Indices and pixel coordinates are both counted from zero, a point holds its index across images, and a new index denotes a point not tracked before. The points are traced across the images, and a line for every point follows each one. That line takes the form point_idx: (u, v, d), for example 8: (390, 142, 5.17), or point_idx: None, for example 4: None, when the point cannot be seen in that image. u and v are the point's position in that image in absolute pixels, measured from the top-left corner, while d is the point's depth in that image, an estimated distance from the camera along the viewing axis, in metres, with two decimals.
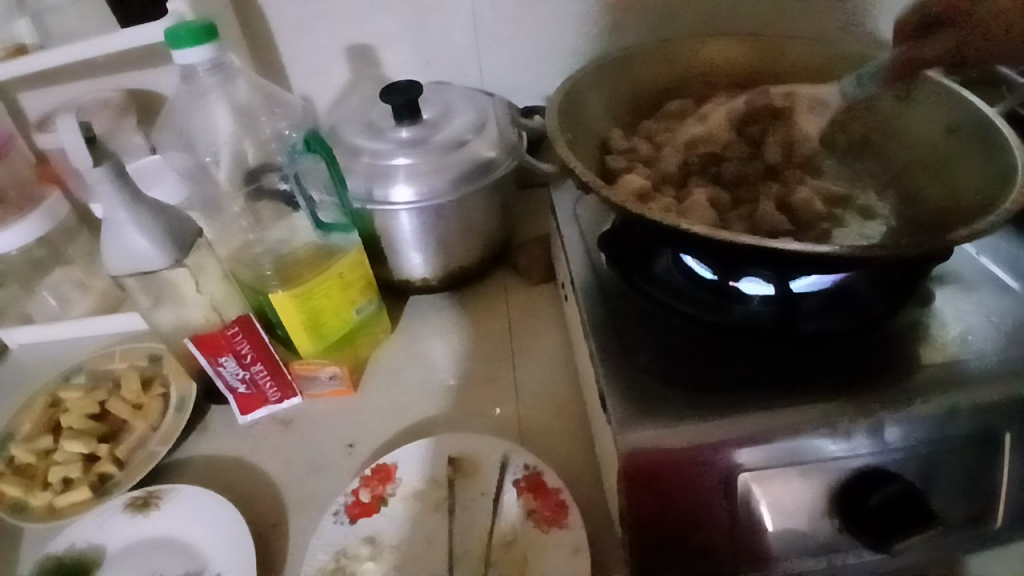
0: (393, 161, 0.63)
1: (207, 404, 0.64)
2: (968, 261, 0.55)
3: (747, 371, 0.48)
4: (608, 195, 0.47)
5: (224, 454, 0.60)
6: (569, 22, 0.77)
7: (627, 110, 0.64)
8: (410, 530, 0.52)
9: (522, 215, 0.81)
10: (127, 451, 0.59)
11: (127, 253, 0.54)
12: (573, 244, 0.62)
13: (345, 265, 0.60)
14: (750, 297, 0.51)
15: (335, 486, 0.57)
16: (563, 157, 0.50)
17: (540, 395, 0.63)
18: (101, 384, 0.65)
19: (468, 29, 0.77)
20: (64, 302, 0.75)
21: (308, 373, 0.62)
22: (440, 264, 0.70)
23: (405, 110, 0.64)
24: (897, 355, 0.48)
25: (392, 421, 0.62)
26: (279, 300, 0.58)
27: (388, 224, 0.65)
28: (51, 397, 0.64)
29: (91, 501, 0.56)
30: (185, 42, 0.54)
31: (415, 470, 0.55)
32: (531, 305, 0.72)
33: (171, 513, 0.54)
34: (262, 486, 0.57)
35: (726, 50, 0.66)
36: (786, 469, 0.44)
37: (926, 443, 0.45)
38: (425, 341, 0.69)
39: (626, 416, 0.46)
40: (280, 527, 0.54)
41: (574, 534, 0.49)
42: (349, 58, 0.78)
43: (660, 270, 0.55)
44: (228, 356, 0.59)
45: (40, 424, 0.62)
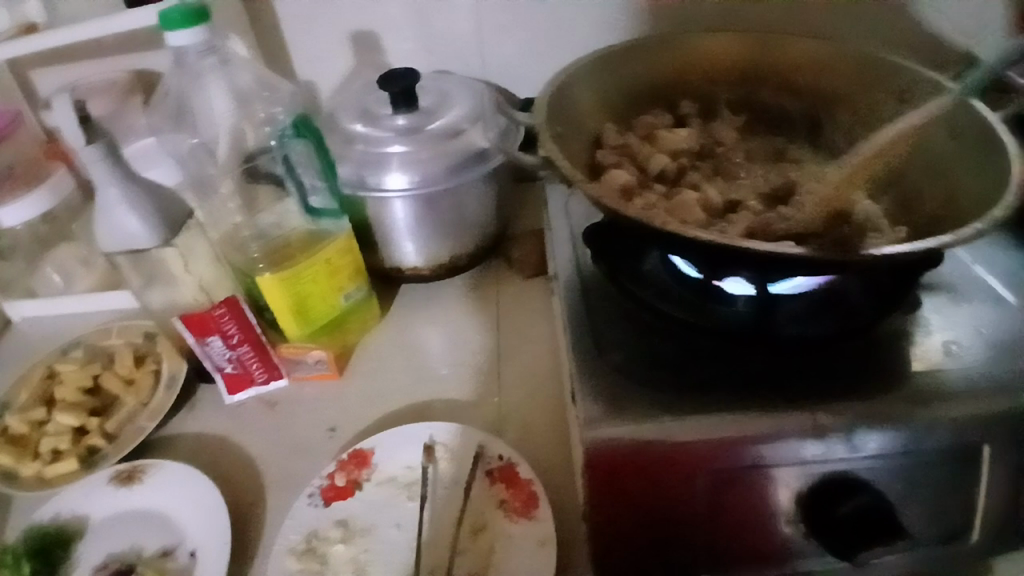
0: (388, 148, 0.63)
1: (198, 382, 0.66)
2: (963, 269, 0.54)
3: (724, 373, 0.47)
4: (587, 192, 0.46)
5: (210, 431, 0.62)
6: (573, 13, 0.76)
7: (623, 102, 0.62)
8: (382, 515, 0.53)
9: (519, 207, 0.81)
10: (116, 425, 0.61)
11: (119, 231, 0.58)
12: (561, 238, 0.61)
13: (332, 250, 0.61)
14: (737, 298, 0.48)
15: (314, 468, 0.58)
16: (547, 150, 0.49)
17: (523, 388, 0.63)
18: (96, 359, 0.67)
19: (470, 18, 0.76)
20: (68, 278, 0.77)
21: (295, 357, 0.63)
22: (433, 253, 0.70)
23: (401, 98, 0.63)
24: (883, 363, 0.47)
25: (375, 408, 0.62)
26: (266, 284, 0.59)
27: (381, 212, 0.65)
28: (48, 370, 0.66)
29: (79, 472, 0.58)
30: (178, 23, 0.56)
31: (391, 456, 0.56)
32: (522, 298, 0.72)
33: (154, 487, 0.56)
34: (244, 465, 0.59)
35: (727, 45, 0.64)
36: (756, 472, 0.44)
37: (905, 455, 0.43)
38: (414, 330, 0.70)
39: (595, 412, 0.44)
40: (257, 506, 0.55)
41: (541, 527, 0.50)
42: (351, 45, 0.78)
43: (648, 269, 0.52)
44: (215, 336, 0.61)
45: (36, 395, 0.64)
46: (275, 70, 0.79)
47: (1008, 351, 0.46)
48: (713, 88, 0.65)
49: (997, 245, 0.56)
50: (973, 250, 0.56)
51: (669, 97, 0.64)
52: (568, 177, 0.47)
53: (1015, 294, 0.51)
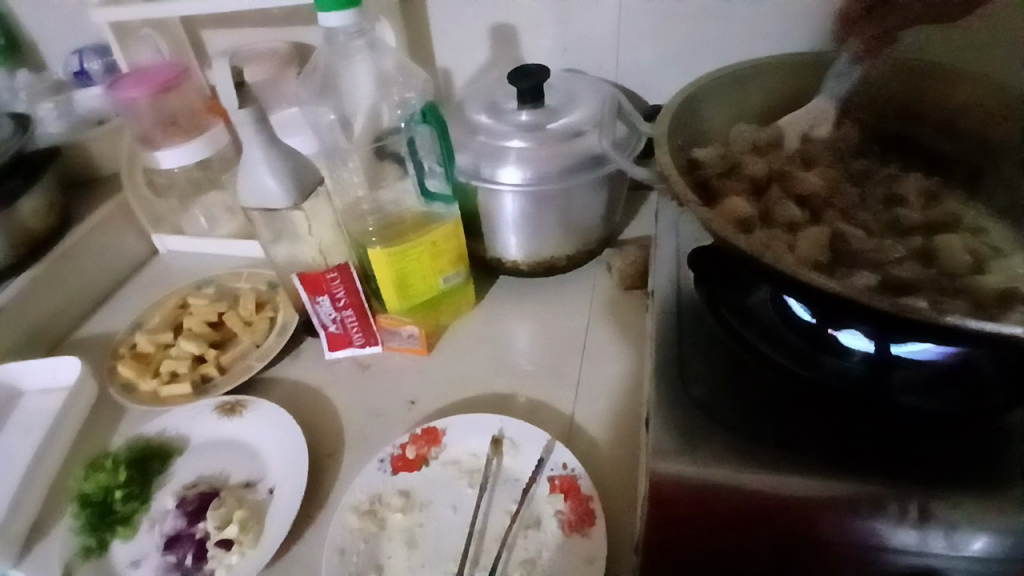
0: (507, 142, 0.64)
1: (302, 335, 0.72)
2: None
3: (817, 427, 0.44)
4: (698, 214, 0.44)
5: (304, 382, 0.67)
6: (720, 28, 0.73)
7: (751, 126, 0.60)
8: (442, 494, 0.55)
9: (629, 218, 0.80)
10: (229, 360, 0.68)
11: (257, 187, 0.61)
12: (666, 256, 0.60)
13: (439, 234, 0.64)
14: (851, 351, 0.44)
15: (389, 435, 0.61)
16: (661, 164, 0.48)
17: (601, 400, 0.62)
18: (224, 298, 0.75)
19: (612, 20, 0.75)
20: (212, 221, 0.86)
21: (391, 328, 0.67)
22: (534, 249, 0.71)
23: (529, 94, 0.64)
24: (1007, 455, 0.42)
25: (454, 390, 0.65)
26: (376, 256, 0.62)
27: (491, 203, 0.67)
28: (181, 300, 0.75)
29: (189, 396, 0.65)
30: (333, 6, 0.59)
31: (461, 439, 0.58)
32: (615, 308, 0.71)
33: (251, 422, 0.62)
34: (328, 419, 0.63)
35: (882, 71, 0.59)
36: (835, 541, 0.42)
37: (1009, 564, 0.39)
38: (505, 322, 0.71)
39: (667, 444, 0.43)
40: (333, 459, 0.59)
41: (593, 545, 0.50)
42: (491, 36, 0.80)
43: (754, 302, 0.50)
44: (325, 296, 0.66)
45: (167, 320, 0.72)
46: (418, 54, 0.83)
47: None
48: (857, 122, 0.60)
49: None
50: None
51: None
52: (679, 195, 0.46)
53: None
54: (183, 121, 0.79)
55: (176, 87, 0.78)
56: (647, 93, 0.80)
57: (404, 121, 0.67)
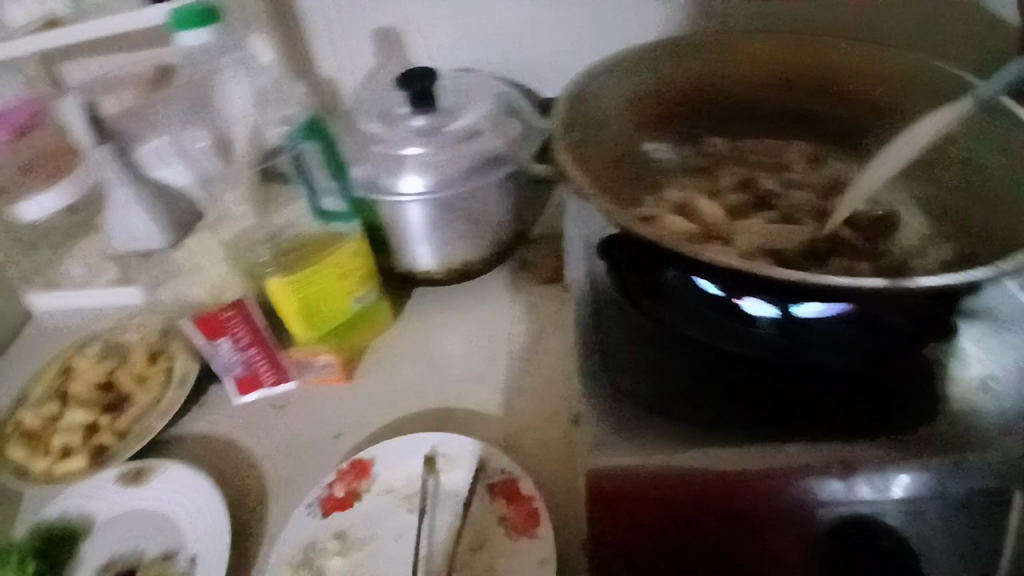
0: (403, 150, 0.61)
1: (207, 382, 0.66)
2: (1006, 294, 0.50)
3: (741, 400, 0.45)
4: (603, 208, 0.43)
5: (216, 432, 0.62)
6: (601, 13, 0.73)
7: (647, 107, 0.59)
8: (380, 527, 0.52)
9: (539, 211, 0.79)
10: (127, 423, 0.61)
11: (130, 229, 0.66)
12: (577, 249, 0.59)
13: (344, 254, 0.60)
14: (760, 317, 0.43)
15: (316, 473, 0.57)
16: (560, 161, 0.47)
17: (532, 400, 0.61)
18: (112, 354, 0.67)
19: (493, 14, 0.74)
20: (91, 271, 0.78)
21: (305, 359, 0.63)
22: (446, 256, 0.69)
23: (420, 98, 0.61)
24: (914, 397, 0.44)
25: (381, 414, 0.62)
26: (276, 286, 0.59)
27: (394, 215, 0.64)
28: (64, 364, 0.67)
29: (87, 470, 0.58)
30: (189, 24, 0.55)
31: (392, 466, 0.55)
32: (536, 304, 0.70)
33: (159, 488, 0.56)
34: (247, 467, 0.59)
35: (763, 46, 0.59)
36: (772, 508, 0.41)
37: (929, 500, 0.41)
38: (426, 335, 0.69)
39: (601, 438, 0.43)
40: (258, 510, 0.55)
41: (543, 547, 0.48)
42: (372, 42, 0.77)
43: (668, 282, 0.46)
44: (224, 338, 0.63)
45: (51, 389, 0.65)
46: (296, 66, 0.78)
47: None
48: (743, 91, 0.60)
49: None
50: None
51: (701, 102, 0.60)
52: (583, 192, 0.45)
53: None
54: (40, 165, 0.71)
55: (36, 128, 0.72)
56: (537, 85, 0.79)
57: (288, 142, 0.64)
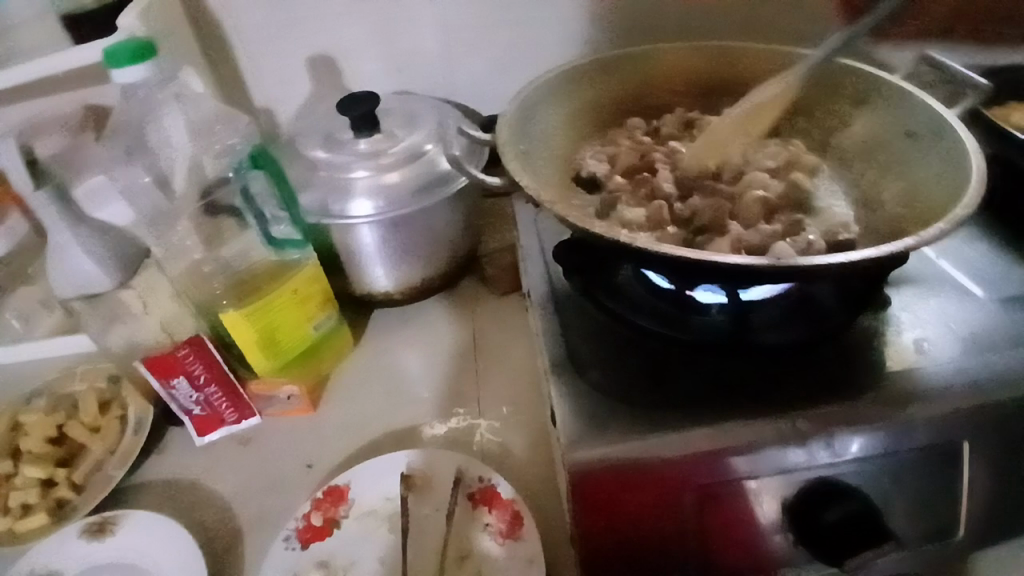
0: (351, 174, 0.61)
1: (166, 425, 0.64)
2: (929, 265, 0.54)
3: (702, 381, 0.47)
4: (555, 213, 0.45)
5: (180, 476, 0.60)
6: (533, 30, 0.76)
7: (584, 120, 0.62)
8: (363, 551, 0.52)
9: (490, 226, 0.80)
10: (86, 474, 0.59)
11: (71, 272, 0.61)
12: (533, 257, 0.61)
13: (298, 281, 0.59)
14: (709, 306, 0.49)
15: (291, 507, 0.56)
16: (511, 169, 0.49)
17: (503, 407, 0.62)
18: (60, 406, 0.65)
19: (429, 36, 0.76)
20: (29, 322, 0.75)
21: (267, 392, 0.62)
22: (404, 275, 0.69)
23: (363, 123, 0.62)
24: (859, 365, 0.46)
25: (352, 439, 0.61)
26: (232, 319, 0.57)
27: (347, 238, 0.64)
28: (12, 419, 0.64)
29: (48, 525, 0.56)
30: (125, 61, 0.53)
31: (369, 488, 0.55)
32: (497, 316, 0.71)
33: (126, 538, 0.54)
34: (218, 508, 0.57)
35: (685, 57, 0.64)
36: (744, 483, 0.43)
37: (885, 459, 0.43)
38: (390, 356, 0.69)
39: (577, 431, 0.44)
40: (233, 551, 0.53)
41: (528, 547, 0.49)
42: (310, 68, 0.77)
43: (620, 280, 0.53)
44: (180, 378, 0.60)
45: (1, 447, 0.62)
46: (233, 96, 0.78)
47: (978, 344, 0.46)
48: (667, 99, 0.65)
49: (964, 241, 0.56)
50: (944, 247, 0.56)
51: (630, 111, 0.64)
52: (535, 198, 0.46)
53: (982, 287, 0.51)
54: None
55: None
56: (478, 103, 0.81)
57: (232, 169, 0.62)
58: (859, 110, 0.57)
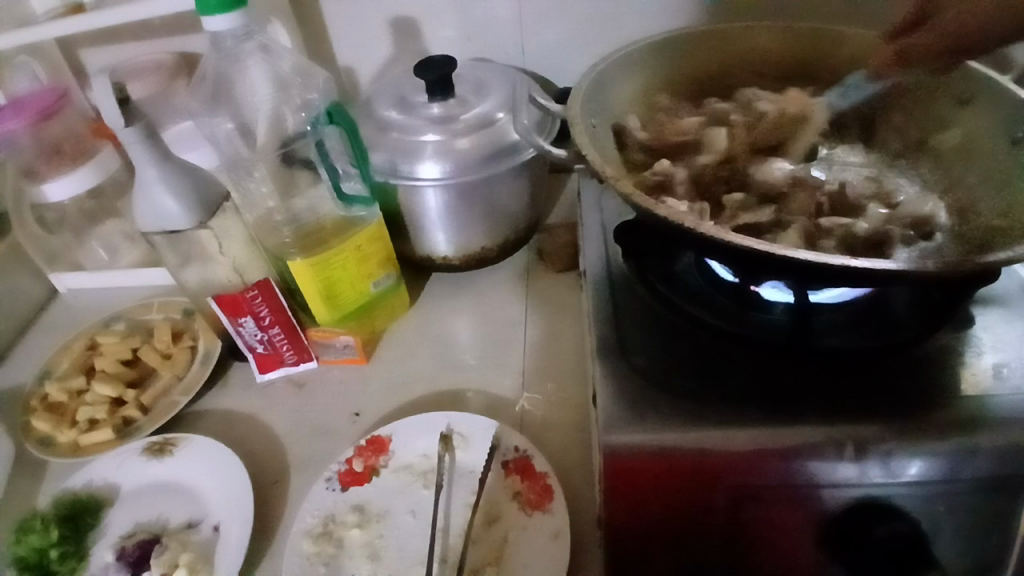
0: (422, 137, 0.62)
1: (229, 361, 0.68)
2: (1019, 286, 0.50)
3: (754, 379, 0.45)
4: (620, 190, 0.44)
5: (238, 410, 0.64)
6: (618, 6, 0.74)
7: (661, 98, 0.60)
8: (398, 502, 0.54)
9: (552, 202, 0.80)
10: (151, 398, 0.64)
11: (155, 209, 0.60)
12: (593, 237, 0.60)
13: (363, 237, 0.61)
14: (773, 304, 0.48)
15: (334, 452, 0.59)
16: (579, 143, 0.48)
17: (548, 383, 0.62)
18: (136, 333, 0.70)
19: (512, 4, 0.75)
20: (114, 253, 0.81)
21: (325, 340, 0.65)
22: (463, 242, 0.70)
23: (437, 86, 0.63)
24: (927, 382, 0.44)
25: (398, 394, 0.63)
26: (297, 267, 0.60)
27: (413, 200, 0.65)
28: (89, 341, 0.70)
29: (113, 440, 0.61)
30: (216, 8, 0.55)
31: (409, 443, 0.56)
32: (550, 291, 0.71)
33: (183, 460, 0.58)
34: (268, 443, 0.60)
35: (773, 39, 0.61)
36: (787, 489, 0.42)
37: (941, 485, 0.41)
38: (444, 320, 0.70)
39: (617, 415, 0.43)
40: (279, 485, 0.57)
41: (556, 520, 0.49)
42: (391, 30, 0.78)
43: (679, 269, 0.53)
44: (248, 317, 0.63)
45: (76, 365, 0.67)
46: (317, 54, 0.80)
47: None
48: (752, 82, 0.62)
49: None
50: None
51: (711, 89, 0.61)
52: (601, 174, 0.45)
53: None
54: (64, 148, 0.73)
55: (59, 112, 0.71)
56: (554, 76, 0.80)
57: (310, 124, 0.63)
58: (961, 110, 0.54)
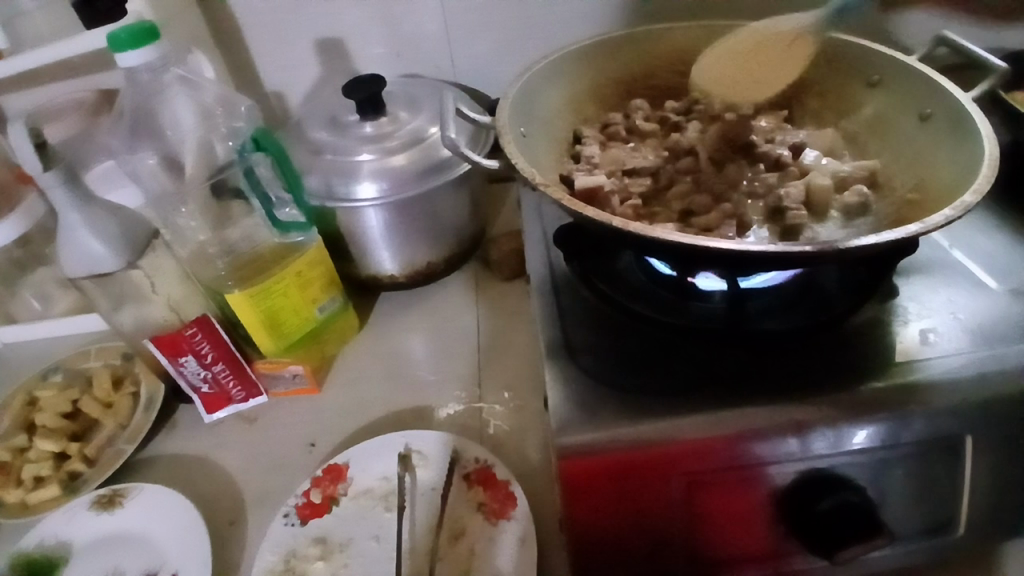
0: (356, 158, 0.62)
1: (177, 402, 0.66)
2: (940, 253, 0.53)
3: (698, 369, 0.46)
4: (550, 195, 0.44)
5: (189, 452, 0.62)
6: (542, 13, 0.75)
7: (588, 104, 0.62)
8: (361, 527, 0.53)
9: (495, 211, 0.80)
10: (97, 449, 0.61)
11: (84, 256, 0.58)
12: (534, 242, 0.60)
13: (303, 263, 0.60)
14: (711, 294, 0.50)
15: (292, 484, 0.57)
16: (508, 153, 0.48)
17: (504, 392, 0.62)
18: (75, 383, 0.68)
19: (437, 18, 0.75)
20: (48, 302, 0.78)
21: (273, 372, 0.63)
22: (409, 258, 0.69)
23: (367, 106, 0.62)
24: (862, 354, 0.45)
25: (353, 419, 0.62)
26: (236, 300, 0.58)
27: (353, 221, 0.64)
28: (27, 395, 0.66)
29: (60, 497, 0.58)
30: (126, 44, 0.54)
31: (367, 467, 0.56)
32: (501, 300, 0.72)
33: (134, 509, 0.56)
34: (223, 483, 0.59)
35: (692, 38, 0.62)
36: (740, 472, 0.43)
37: (885, 451, 0.42)
38: (395, 339, 0.69)
39: (568, 418, 0.43)
40: (237, 525, 0.55)
41: (520, 526, 0.49)
42: (318, 52, 0.77)
43: (621, 267, 0.54)
44: (188, 356, 0.60)
45: (16, 422, 0.64)
46: (244, 81, 0.79)
47: (985, 336, 0.45)
48: (675, 82, 0.64)
49: (976, 230, 0.54)
50: (954, 234, 0.54)
51: (636, 91, 0.64)
52: (530, 180, 0.45)
53: (995, 277, 0.50)
54: None
55: None
56: (486, 86, 0.81)
57: (237, 153, 0.62)
58: (871, 94, 0.56)
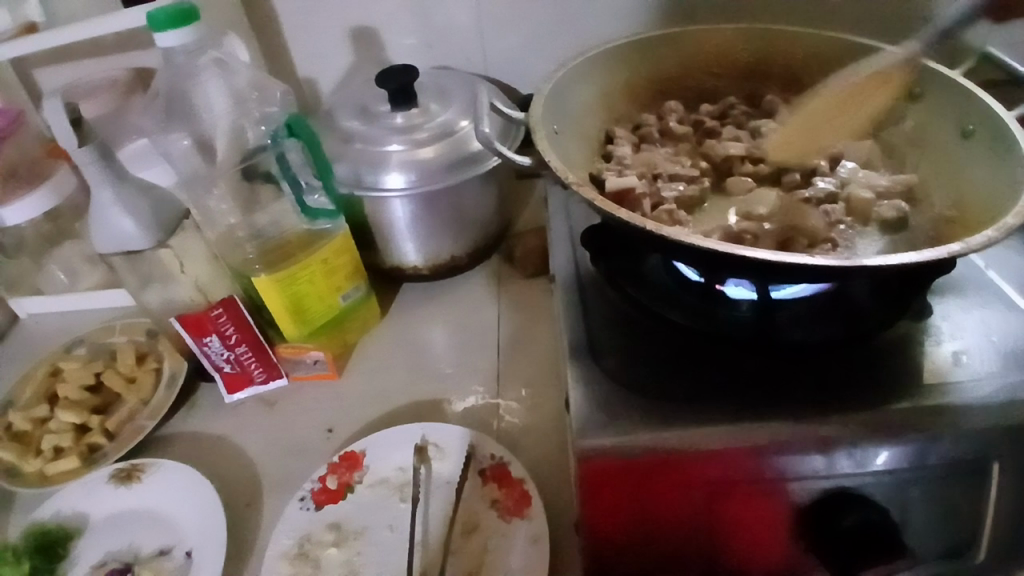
0: (386, 148, 0.62)
1: (197, 382, 0.67)
2: (974, 274, 0.52)
3: (723, 379, 0.45)
4: (582, 196, 0.44)
5: (208, 431, 0.63)
6: (577, 10, 0.75)
7: (620, 104, 0.61)
8: (375, 517, 0.53)
9: (520, 208, 0.80)
10: (118, 424, 0.62)
11: (114, 232, 0.61)
12: (560, 241, 0.60)
13: (328, 251, 0.60)
14: (739, 302, 0.48)
15: (308, 469, 0.58)
16: (540, 151, 0.48)
17: (521, 389, 0.62)
18: (98, 357, 0.69)
19: (471, 11, 0.75)
20: (74, 276, 0.79)
21: (295, 356, 0.64)
22: (433, 250, 0.69)
23: (399, 96, 0.62)
24: (890, 372, 0.45)
25: (370, 408, 0.62)
26: (262, 284, 0.59)
27: (379, 210, 0.65)
28: (52, 367, 0.67)
29: (80, 469, 0.59)
30: (166, 24, 0.54)
31: (383, 456, 0.56)
32: (522, 296, 0.71)
33: (152, 485, 0.56)
34: (241, 464, 0.59)
35: (729, 41, 0.62)
36: (761, 485, 0.42)
37: (910, 472, 0.42)
38: (415, 331, 0.69)
39: (590, 420, 0.43)
40: (253, 507, 0.55)
41: (534, 525, 0.49)
42: (350, 40, 0.77)
43: (647, 270, 0.53)
44: (213, 336, 0.61)
45: (38, 393, 0.65)
46: (276, 66, 0.79)
47: (1018, 360, 0.44)
48: (710, 85, 0.63)
49: (1012, 252, 0.53)
50: (990, 255, 0.53)
51: (669, 93, 0.63)
52: (563, 178, 0.45)
53: None
54: (18, 169, 0.70)
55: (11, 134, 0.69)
56: (518, 82, 0.81)
57: (269, 138, 0.62)
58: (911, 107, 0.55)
